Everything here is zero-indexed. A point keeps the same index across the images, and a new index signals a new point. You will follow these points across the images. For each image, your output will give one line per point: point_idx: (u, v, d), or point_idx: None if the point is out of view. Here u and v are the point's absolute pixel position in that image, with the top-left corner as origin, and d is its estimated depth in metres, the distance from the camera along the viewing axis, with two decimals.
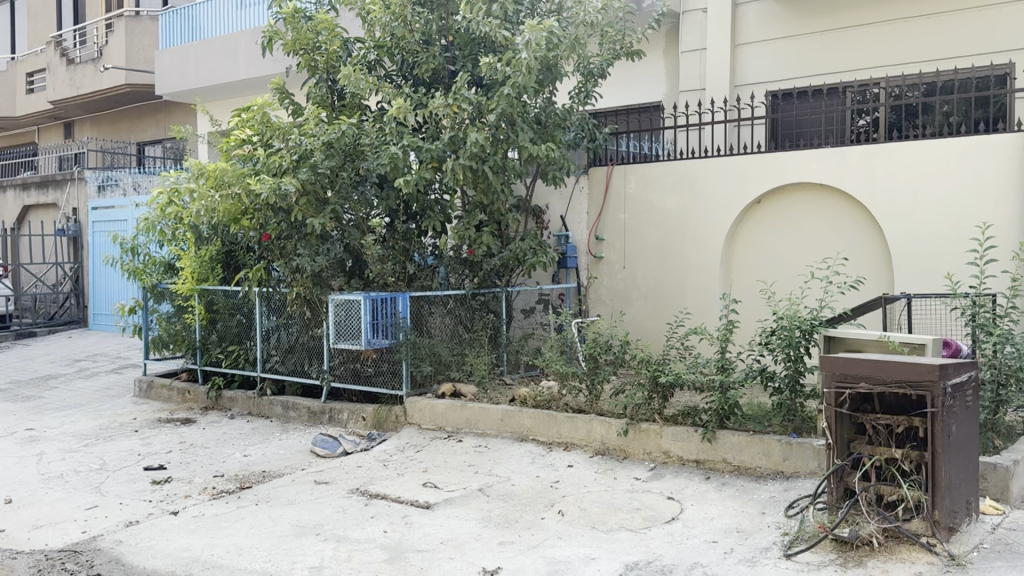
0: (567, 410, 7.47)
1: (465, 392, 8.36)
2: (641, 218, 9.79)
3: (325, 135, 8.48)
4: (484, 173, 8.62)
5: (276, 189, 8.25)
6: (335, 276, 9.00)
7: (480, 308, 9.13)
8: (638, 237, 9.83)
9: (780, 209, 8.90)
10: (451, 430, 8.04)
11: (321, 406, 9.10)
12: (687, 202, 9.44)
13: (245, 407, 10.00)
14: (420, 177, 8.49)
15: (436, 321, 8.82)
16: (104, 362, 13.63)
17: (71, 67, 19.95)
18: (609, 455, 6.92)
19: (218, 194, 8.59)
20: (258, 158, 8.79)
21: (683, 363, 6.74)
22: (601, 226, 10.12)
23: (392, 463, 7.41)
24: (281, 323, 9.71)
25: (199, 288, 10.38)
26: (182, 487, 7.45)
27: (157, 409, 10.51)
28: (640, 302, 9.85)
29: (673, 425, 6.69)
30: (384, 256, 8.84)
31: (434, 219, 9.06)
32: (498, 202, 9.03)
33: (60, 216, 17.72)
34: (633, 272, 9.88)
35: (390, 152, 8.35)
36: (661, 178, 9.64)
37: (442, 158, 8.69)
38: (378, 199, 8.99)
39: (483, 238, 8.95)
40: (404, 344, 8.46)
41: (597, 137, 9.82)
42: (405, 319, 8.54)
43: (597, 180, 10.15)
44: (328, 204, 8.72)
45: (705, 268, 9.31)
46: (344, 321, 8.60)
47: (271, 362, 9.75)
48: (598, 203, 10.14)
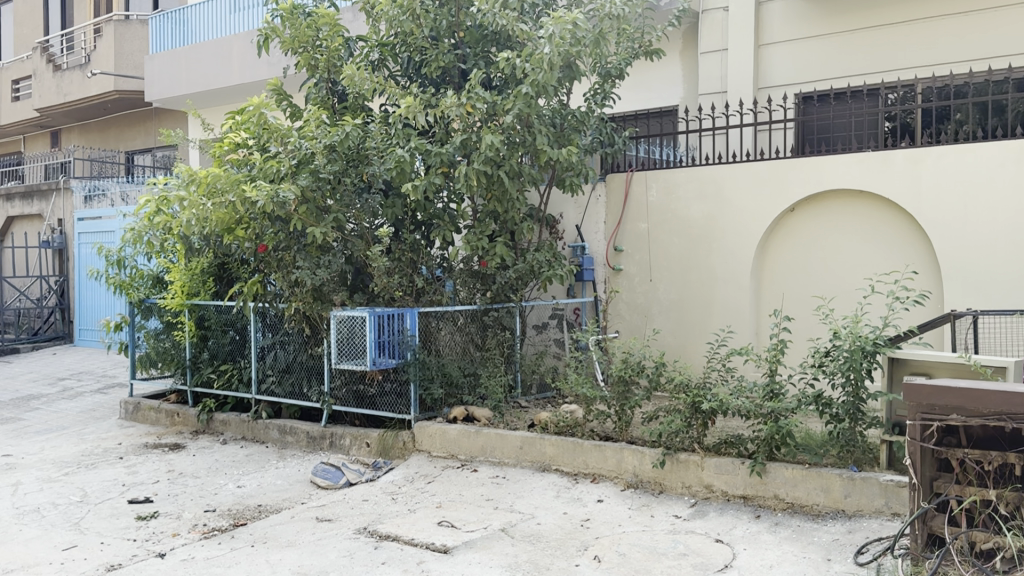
0: (593, 437, 6.81)
1: (479, 417, 7.69)
2: (663, 227, 9.17)
3: (326, 138, 7.84)
4: (499, 178, 7.99)
5: (275, 196, 7.63)
6: (337, 290, 8.23)
7: (493, 324, 8.50)
8: (661, 248, 9.20)
9: (816, 218, 8.30)
10: (464, 458, 7.37)
11: (321, 432, 8.43)
12: (714, 209, 8.81)
13: (238, 431, 9.31)
14: (430, 183, 7.83)
15: (446, 337, 8.16)
16: (89, 381, 12.90)
17: (59, 73, 19.33)
18: (643, 489, 6.26)
19: (211, 201, 7.91)
20: (254, 163, 8.14)
21: (726, 388, 6.09)
22: (620, 235, 9.50)
23: (401, 497, 6.74)
24: (277, 340, 9.04)
25: (189, 304, 9.70)
26: (169, 524, 6.75)
27: (143, 434, 9.80)
28: (663, 318, 9.22)
29: (715, 456, 6.04)
30: (391, 269, 8.20)
31: (444, 228, 8.41)
32: (513, 211, 8.39)
33: (45, 227, 17.01)
34: (656, 286, 9.25)
35: (397, 156, 7.70)
36: (684, 185, 9.02)
37: (453, 163, 8.06)
38: (383, 207, 8.30)
39: (497, 249, 8.29)
40: (412, 364, 7.78)
41: (616, 142, 9.20)
42: (413, 335, 7.88)
43: (616, 188, 9.53)
44: (329, 213, 8.08)
45: (734, 281, 8.68)
46: (348, 339, 7.93)
47: (267, 384, 9.07)
48: (616, 211, 9.52)
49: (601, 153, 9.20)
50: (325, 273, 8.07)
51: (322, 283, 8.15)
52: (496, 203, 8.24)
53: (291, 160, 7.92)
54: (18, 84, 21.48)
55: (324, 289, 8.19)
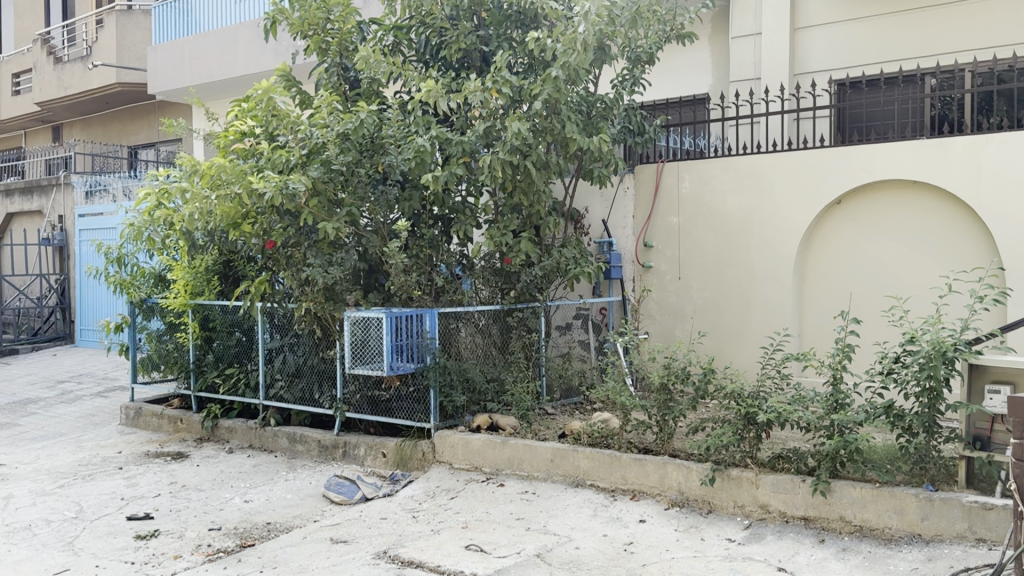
0: (631, 449, 6.25)
1: (504, 426, 7.12)
2: (697, 222, 8.60)
3: (339, 126, 7.28)
4: (526, 169, 7.43)
5: (287, 189, 7.08)
6: (350, 290, 7.70)
7: (516, 326, 7.94)
8: (693, 243, 8.64)
9: (864, 211, 7.74)
10: (490, 471, 6.83)
11: (334, 440, 7.89)
12: (752, 202, 8.24)
13: (244, 439, 8.77)
14: (452, 174, 7.28)
15: (466, 339, 7.62)
16: (89, 384, 12.38)
17: (59, 65, 18.84)
18: (690, 508, 5.71)
19: (215, 193, 7.35)
20: (261, 152, 7.60)
21: (783, 397, 5.54)
22: (650, 231, 8.94)
23: (423, 515, 6.19)
24: (286, 343, 8.49)
25: (193, 304, 9.15)
26: (171, 545, 6.21)
27: (145, 441, 9.27)
28: (696, 320, 8.66)
29: (771, 472, 5.51)
30: (409, 267, 7.65)
31: (466, 223, 7.88)
32: (539, 203, 7.83)
33: (45, 224, 16.50)
34: (688, 284, 8.69)
35: (416, 144, 7.13)
36: (720, 176, 8.44)
37: (475, 153, 7.49)
38: (399, 200, 7.74)
39: (522, 245, 7.71)
40: (431, 368, 7.18)
41: (646, 131, 8.64)
42: (433, 339, 7.31)
43: (645, 179, 8.95)
44: (342, 206, 7.53)
45: (775, 279, 8.12)
46: (362, 341, 7.36)
47: (276, 389, 8.54)
48: (646, 205, 8.95)
49: (629, 143, 8.63)
50: (338, 270, 7.51)
51: (334, 282, 7.60)
52: (521, 195, 7.69)
53: (301, 150, 7.33)
54: (19, 78, 20.98)
55: (337, 287, 7.63)
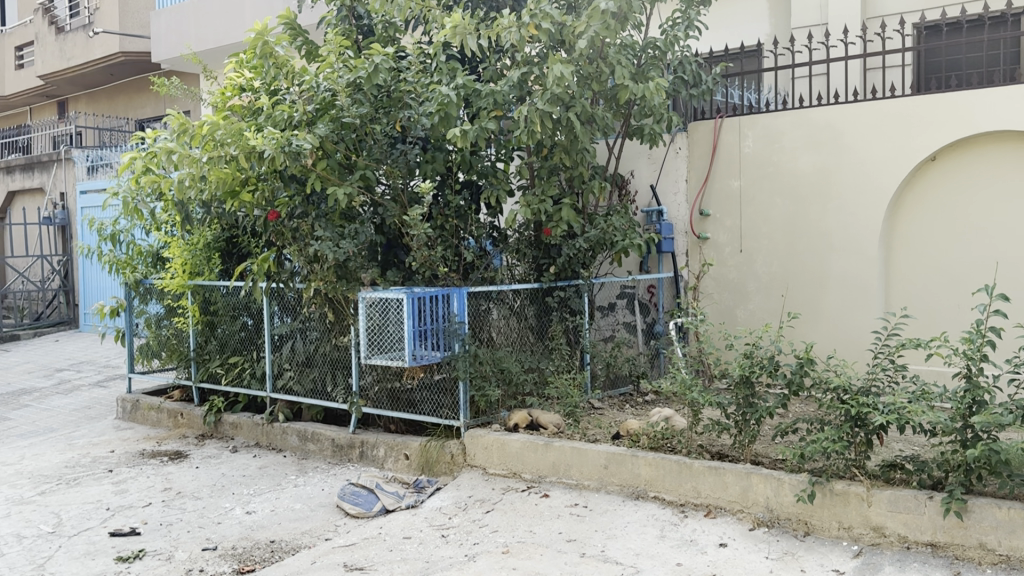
0: (703, 455, 5.22)
1: (546, 424, 6.08)
2: (763, 185, 7.56)
3: (351, 74, 6.23)
4: (570, 122, 6.37)
5: (291, 148, 6.05)
6: (366, 267, 6.68)
7: (557, 308, 6.92)
8: (758, 209, 7.59)
9: (964, 169, 6.71)
10: (531, 478, 5.81)
11: (350, 439, 6.92)
12: (829, 160, 7.20)
13: (250, 436, 7.80)
14: (482, 129, 6.21)
15: (499, 323, 6.57)
16: (88, 373, 11.48)
17: (61, 36, 17.93)
18: (780, 529, 4.71)
19: (207, 155, 6.32)
20: (259, 106, 6.59)
21: (902, 393, 4.54)
22: (706, 196, 7.88)
23: (454, 534, 5.19)
24: (296, 328, 7.50)
25: (191, 285, 8.16)
26: (156, 569, 5.24)
27: (141, 439, 8.33)
28: (761, 297, 7.60)
29: (885, 486, 4.53)
30: (433, 240, 6.60)
31: (500, 188, 6.79)
32: (583, 164, 6.80)
33: (47, 202, 15.61)
34: (752, 257, 7.63)
35: (440, 94, 6.07)
36: (790, 131, 7.40)
37: (509, 105, 6.44)
38: (422, 162, 6.68)
39: (563, 213, 6.66)
40: (461, 357, 6.17)
41: (702, 81, 7.56)
42: (461, 323, 6.23)
43: (701, 138, 7.89)
44: (356, 169, 6.51)
45: (857, 250, 7.09)
46: (381, 326, 6.35)
47: (284, 380, 7.56)
48: (701, 167, 7.88)
49: (683, 96, 7.56)
50: (352, 244, 6.48)
51: (347, 257, 6.57)
52: (563, 155, 6.65)
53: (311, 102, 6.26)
54: (21, 52, 20.10)
55: (351, 263, 6.60)
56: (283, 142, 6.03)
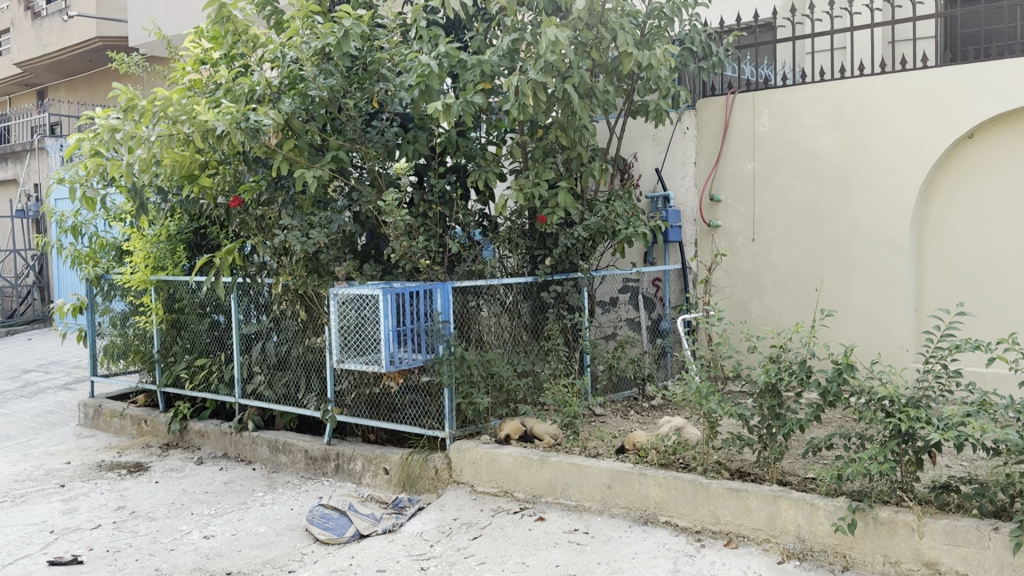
0: (721, 473, 4.54)
1: (541, 435, 5.39)
2: (780, 167, 6.87)
3: (319, 41, 5.54)
4: (566, 96, 5.68)
5: (251, 126, 5.42)
6: (340, 259, 5.99)
7: (553, 304, 6.23)
8: (775, 193, 6.90)
9: (1004, 147, 6.02)
10: (524, 498, 5.13)
11: (324, 451, 6.23)
12: (854, 138, 6.52)
13: (217, 446, 7.11)
14: (468, 103, 5.51)
15: (489, 321, 5.90)
16: (56, 375, 10.78)
17: (37, 21, 17.21)
18: (814, 562, 4.04)
19: (157, 132, 5.61)
20: (218, 79, 5.91)
21: (960, 404, 3.85)
22: (717, 180, 7.18)
23: (435, 567, 4.50)
24: (266, 327, 6.81)
25: (154, 280, 7.47)
26: None
27: (102, 448, 7.64)
28: (778, 290, 6.91)
29: (940, 514, 3.85)
30: (415, 229, 5.91)
31: (489, 170, 6.07)
32: (582, 143, 6.10)
33: (21, 194, 14.92)
34: (769, 246, 6.94)
35: (420, 64, 5.38)
36: (810, 108, 6.72)
37: (497, 77, 5.75)
38: (401, 142, 5.99)
39: (559, 199, 5.97)
40: (445, 361, 5.48)
41: (713, 53, 6.86)
42: (446, 323, 5.54)
43: (712, 116, 7.20)
44: (327, 150, 5.83)
45: (886, 237, 6.41)
46: (356, 326, 5.62)
47: (254, 385, 6.87)
48: (712, 147, 7.19)
49: (692, 69, 6.87)
50: (324, 234, 5.79)
51: (318, 249, 5.88)
52: (560, 133, 5.96)
53: (278, 75, 5.64)
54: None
55: (323, 254, 5.91)
56: (242, 120, 5.41)
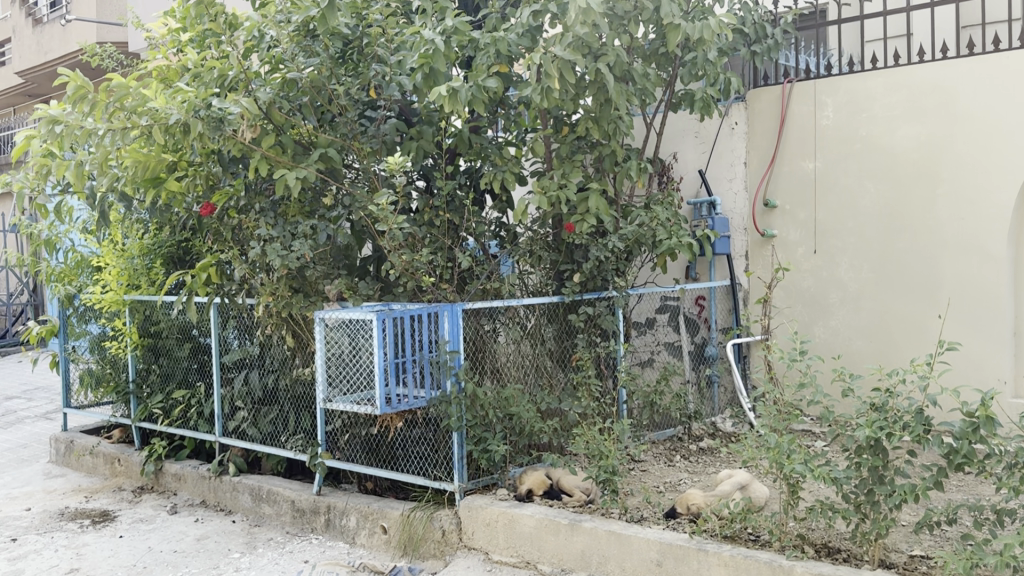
0: (804, 551, 3.54)
1: (571, 490, 4.43)
2: (847, 166, 5.88)
3: (301, 14, 4.64)
4: (599, 78, 4.73)
5: (217, 114, 4.54)
6: (331, 277, 5.05)
7: (583, 329, 5.27)
8: (841, 197, 5.90)
9: None
10: (551, 572, 4.15)
11: (313, 503, 5.28)
12: (937, 132, 5.52)
13: (195, 491, 6.18)
14: (480, 88, 4.55)
15: (506, 349, 4.96)
16: (38, 402, 9.89)
17: (37, 27, 16.48)
18: None
19: (108, 127, 4.75)
20: (185, 64, 4.99)
21: None
22: (772, 183, 6.19)
23: None
24: (250, 355, 5.89)
25: (128, 300, 6.57)
26: None
27: (68, 492, 6.72)
28: (845, 310, 5.91)
29: None
30: (418, 240, 4.97)
31: (506, 170, 5.11)
32: (616, 138, 5.15)
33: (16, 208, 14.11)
34: (834, 259, 5.94)
35: (424, 40, 4.45)
36: (883, 97, 5.73)
37: (517, 57, 4.82)
38: (403, 138, 5.06)
39: (590, 204, 5.01)
40: (454, 399, 4.52)
41: (769, 34, 5.95)
42: (455, 353, 4.54)
43: (765, 109, 6.22)
44: (315, 147, 4.93)
45: (978, 248, 5.39)
46: (347, 358, 4.65)
47: (236, 422, 5.95)
48: (765, 145, 6.21)
49: (743, 54, 5.93)
50: (308, 247, 4.87)
51: (303, 264, 4.97)
52: (592, 125, 5.01)
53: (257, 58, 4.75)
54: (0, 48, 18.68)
55: (310, 270, 4.98)
56: (199, 108, 4.57)
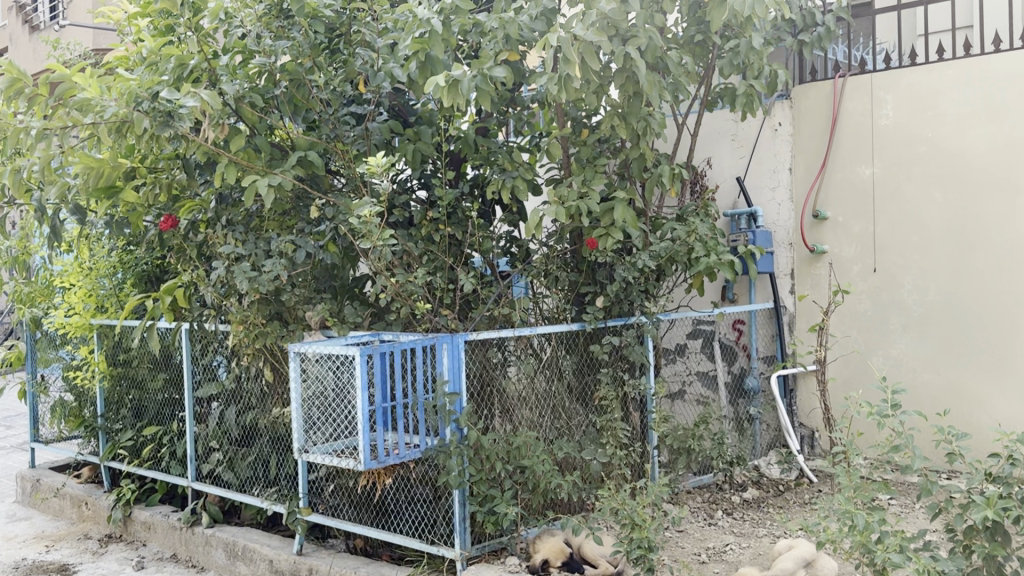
0: None
1: (594, 560, 3.74)
2: (911, 172, 5.10)
3: None
4: (628, 67, 3.99)
5: (165, 107, 3.81)
6: (313, 302, 4.32)
7: (607, 362, 4.51)
8: (903, 208, 5.13)
9: None
10: None
11: (293, 564, 4.53)
12: (1019, 132, 4.75)
13: (166, 542, 5.44)
14: (485, 78, 3.78)
15: (517, 387, 4.21)
16: (16, 431, 9.19)
17: (34, 35, 15.98)
18: None
19: (41, 125, 4.01)
20: (141, 53, 4.27)
21: None
22: (821, 192, 5.42)
23: None
24: (226, 390, 5.16)
25: (95, 325, 5.86)
26: None
27: (28, 539, 5.98)
28: (909, 337, 5.12)
29: None
30: (415, 259, 4.24)
31: (516, 175, 4.36)
32: (646, 139, 4.40)
33: None
34: (895, 279, 5.16)
35: (419, 20, 3.74)
36: (953, 92, 4.96)
37: (529, 41, 4.08)
38: (399, 141, 4.34)
39: (617, 215, 4.27)
40: (454, 451, 3.77)
41: (819, 23, 5.19)
42: (454, 396, 3.79)
43: (813, 107, 5.46)
44: (292, 150, 4.21)
45: None
46: (326, 402, 3.87)
47: (211, 465, 5.22)
48: (813, 149, 5.45)
49: (788, 44, 5.18)
50: (283, 267, 4.14)
51: (279, 288, 4.24)
52: (618, 124, 4.26)
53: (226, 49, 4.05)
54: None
55: (287, 293, 4.25)
56: (142, 99, 3.85)
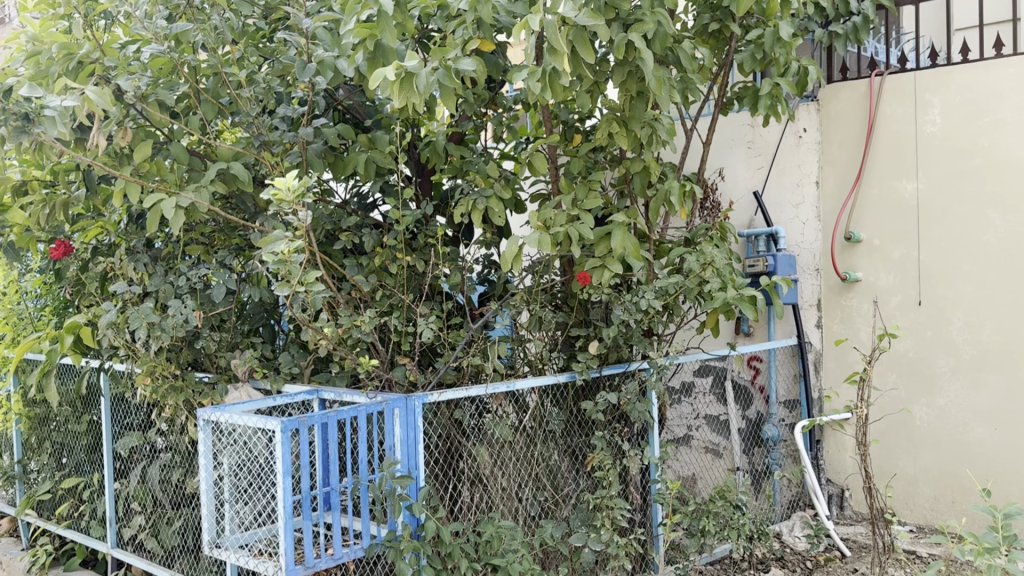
0: None
1: None
2: (962, 189, 4.30)
3: None
4: (628, 60, 3.18)
5: (19, 108, 2.95)
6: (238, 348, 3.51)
7: (604, 420, 3.70)
8: (953, 230, 4.33)
9: None
10: None
11: None
12: None
13: None
14: (449, 71, 2.95)
15: (490, 456, 3.40)
16: None
17: None
18: None
19: None
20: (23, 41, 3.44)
21: None
22: (854, 209, 4.62)
23: None
24: (149, 443, 4.34)
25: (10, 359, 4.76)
26: None
27: None
28: (960, 383, 4.31)
29: None
30: (363, 295, 3.46)
31: (490, 194, 3.52)
32: (651, 149, 3.58)
33: None
34: (943, 314, 4.36)
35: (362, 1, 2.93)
36: (1014, 94, 4.14)
37: (504, 27, 3.26)
38: (344, 151, 3.52)
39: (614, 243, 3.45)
40: (405, 547, 2.95)
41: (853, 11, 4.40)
42: (407, 477, 2.97)
43: (845, 111, 4.65)
44: (212, 162, 3.41)
45: None
46: (250, 480, 3.06)
47: (131, 531, 4.39)
48: (844, 159, 4.65)
49: (817, 35, 4.42)
50: (194, 308, 3.36)
51: (193, 333, 3.49)
52: (617, 130, 3.46)
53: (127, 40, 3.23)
54: None
55: (205, 339, 3.49)
56: None
